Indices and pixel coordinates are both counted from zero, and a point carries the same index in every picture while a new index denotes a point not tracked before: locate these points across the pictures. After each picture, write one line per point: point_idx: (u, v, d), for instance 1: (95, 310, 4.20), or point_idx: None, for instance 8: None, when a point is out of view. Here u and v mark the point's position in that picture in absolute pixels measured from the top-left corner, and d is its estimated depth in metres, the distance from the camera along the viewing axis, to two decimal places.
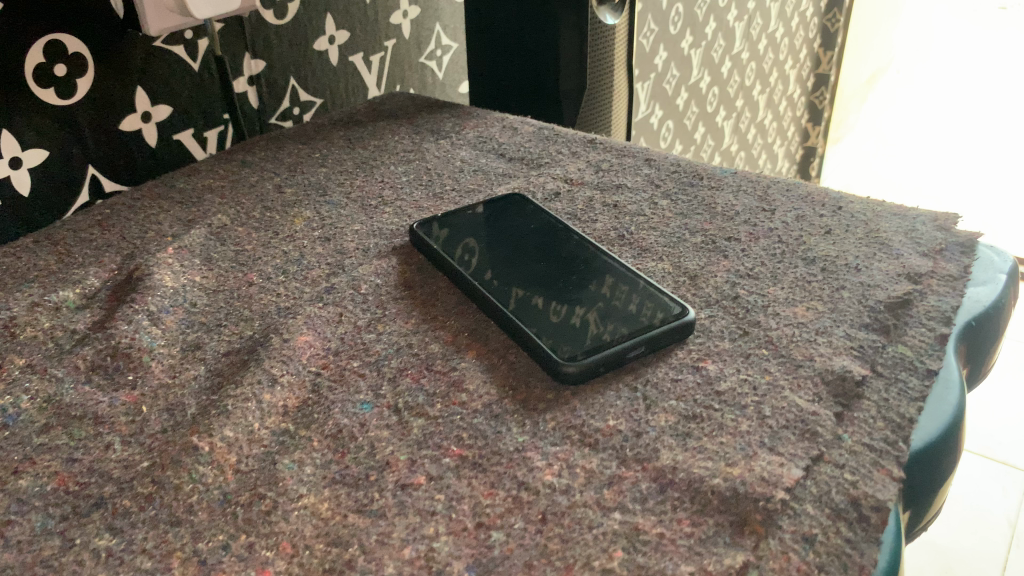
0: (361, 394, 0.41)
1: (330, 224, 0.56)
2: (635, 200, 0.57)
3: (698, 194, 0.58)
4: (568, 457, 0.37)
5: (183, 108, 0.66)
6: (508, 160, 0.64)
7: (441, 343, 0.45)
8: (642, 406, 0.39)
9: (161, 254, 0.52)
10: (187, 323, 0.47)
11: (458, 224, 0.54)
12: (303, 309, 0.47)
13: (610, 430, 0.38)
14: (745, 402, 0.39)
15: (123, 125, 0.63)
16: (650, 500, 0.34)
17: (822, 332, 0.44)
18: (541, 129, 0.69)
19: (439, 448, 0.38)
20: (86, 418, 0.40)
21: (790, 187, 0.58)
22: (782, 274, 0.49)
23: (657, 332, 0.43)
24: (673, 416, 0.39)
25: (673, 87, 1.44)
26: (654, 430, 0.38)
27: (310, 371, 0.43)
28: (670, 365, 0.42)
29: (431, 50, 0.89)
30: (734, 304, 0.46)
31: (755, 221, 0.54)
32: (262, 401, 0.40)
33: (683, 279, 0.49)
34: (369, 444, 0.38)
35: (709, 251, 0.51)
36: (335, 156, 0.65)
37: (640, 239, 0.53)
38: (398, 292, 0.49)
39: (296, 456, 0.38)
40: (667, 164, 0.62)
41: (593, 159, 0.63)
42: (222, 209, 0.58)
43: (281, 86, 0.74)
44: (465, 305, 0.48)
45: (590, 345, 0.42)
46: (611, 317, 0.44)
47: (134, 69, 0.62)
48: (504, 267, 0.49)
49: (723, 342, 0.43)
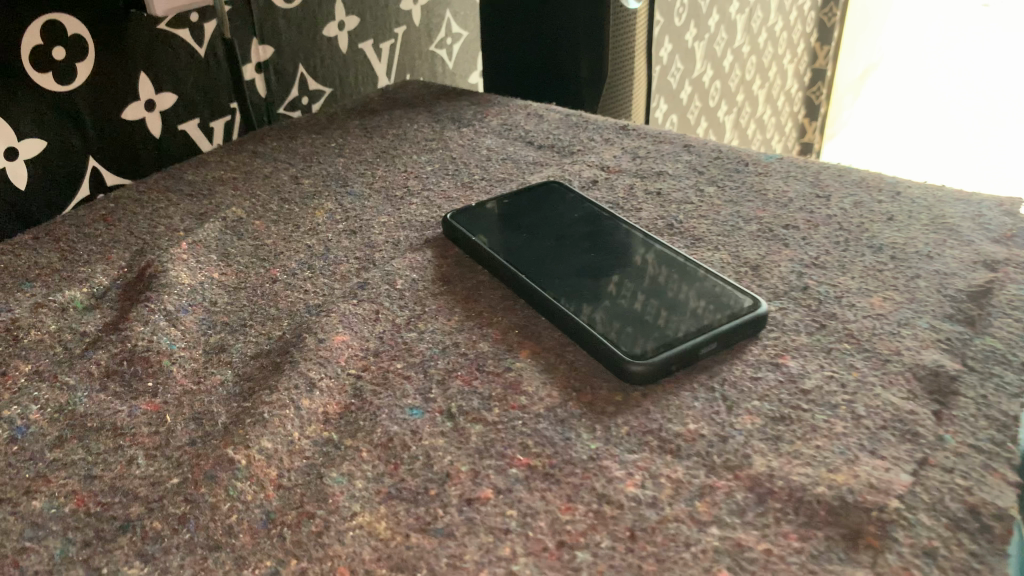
0: (410, 398, 0.37)
1: (354, 216, 0.52)
2: (680, 186, 0.54)
3: (745, 181, 0.54)
4: (649, 466, 0.33)
5: (188, 96, 0.62)
6: (538, 148, 0.60)
7: (490, 342, 0.41)
8: (723, 408, 0.36)
9: (174, 249, 0.48)
10: (208, 323, 0.43)
11: (493, 212, 0.50)
12: (336, 306, 0.43)
13: (692, 435, 0.34)
14: (835, 402, 0.36)
15: (126, 114, 0.58)
16: (749, 512, 0.31)
17: (905, 324, 0.40)
18: (569, 116, 0.65)
19: (504, 457, 0.34)
20: (104, 430, 0.36)
21: (841, 173, 0.55)
22: (850, 263, 0.45)
23: (729, 326, 0.39)
24: (759, 418, 0.35)
25: (676, 81, 1.40)
26: (741, 434, 0.34)
27: (350, 374, 0.39)
28: (746, 362, 0.38)
29: (441, 38, 0.85)
30: (805, 295, 0.43)
31: (811, 209, 0.51)
32: (301, 408, 0.36)
33: (745, 269, 0.45)
34: (424, 454, 0.34)
35: (768, 240, 0.48)
36: (353, 145, 0.61)
37: (691, 227, 0.49)
38: (437, 287, 0.45)
39: (345, 468, 0.34)
40: (707, 150, 0.58)
41: (629, 146, 0.60)
42: (236, 201, 0.54)
43: (290, 74, 0.70)
44: (511, 301, 0.44)
45: (657, 341, 0.38)
46: (675, 309, 0.41)
47: (137, 54, 0.58)
48: (550, 258, 0.45)
49: (799, 336, 0.40)
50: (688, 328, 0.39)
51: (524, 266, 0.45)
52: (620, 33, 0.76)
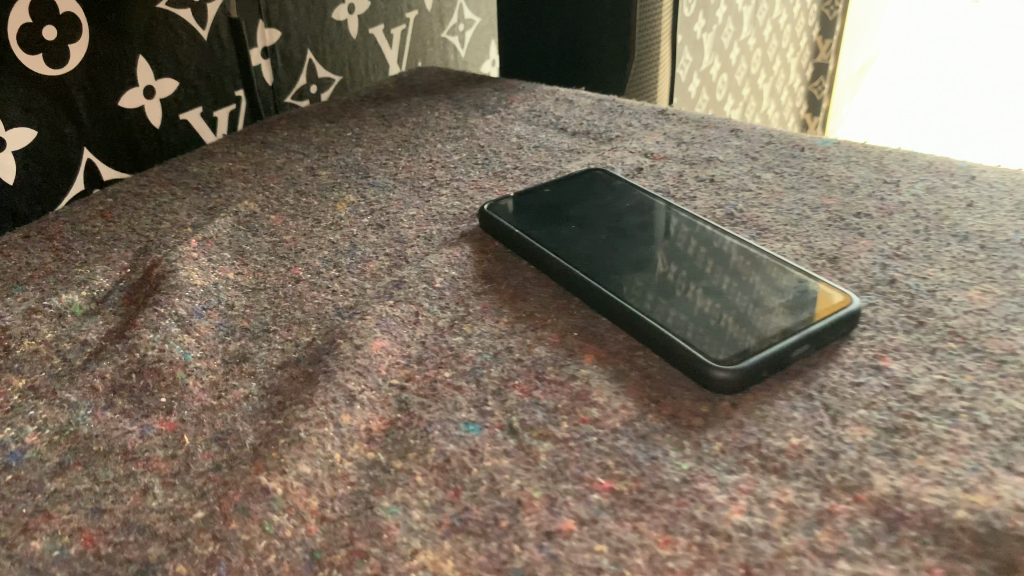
0: (464, 412, 0.33)
1: (379, 208, 0.47)
2: (734, 174, 0.50)
3: (804, 167, 0.50)
4: (753, 489, 0.28)
5: (190, 83, 0.57)
6: (572, 135, 0.56)
7: (548, 346, 0.36)
8: (827, 419, 0.31)
9: (183, 247, 0.43)
10: (226, 329, 0.38)
11: (536, 203, 0.46)
12: (369, 307, 0.38)
13: (796, 452, 0.30)
14: (954, 409, 0.31)
15: (123, 102, 0.53)
16: (881, 543, 0.26)
17: (1013, 319, 0.36)
18: (601, 101, 0.61)
19: (582, 480, 0.29)
20: (113, 454, 0.31)
21: (907, 156, 0.51)
22: (937, 254, 0.41)
23: (821, 328, 0.34)
24: (870, 430, 0.31)
25: (685, 74, 1.36)
26: (853, 449, 0.30)
27: (393, 385, 0.34)
28: (843, 366, 0.34)
29: (453, 24, 0.80)
30: (894, 289, 0.39)
31: (881, 195, 0.47)
32: (341, 425, 0.32)
33: (821, 262, 0.41)
34: (488, 478, 0.30)
35: (841, 229, 0.44)
36: (371, 133, 0.57)
37: (753, 217, 0.45)
38: (480, 285, 0.41)
39: (397, 496, 0.29)
40: (757, 136, 0.54)
41: (671, 132, 0.55)
42: (247, 194, 0.49)
43: (298, 60, 0.65)
44: (564, 300, 0.40)
45: (743, 345, 0.34)
46: (755, 309, 0.36)
47: (135, 35, 0.53)
48: (606, 253, 0.41)
49: (897, 335, 0.36)
50: (773, 329, 0.35)
51: (577, 261, 0.40)
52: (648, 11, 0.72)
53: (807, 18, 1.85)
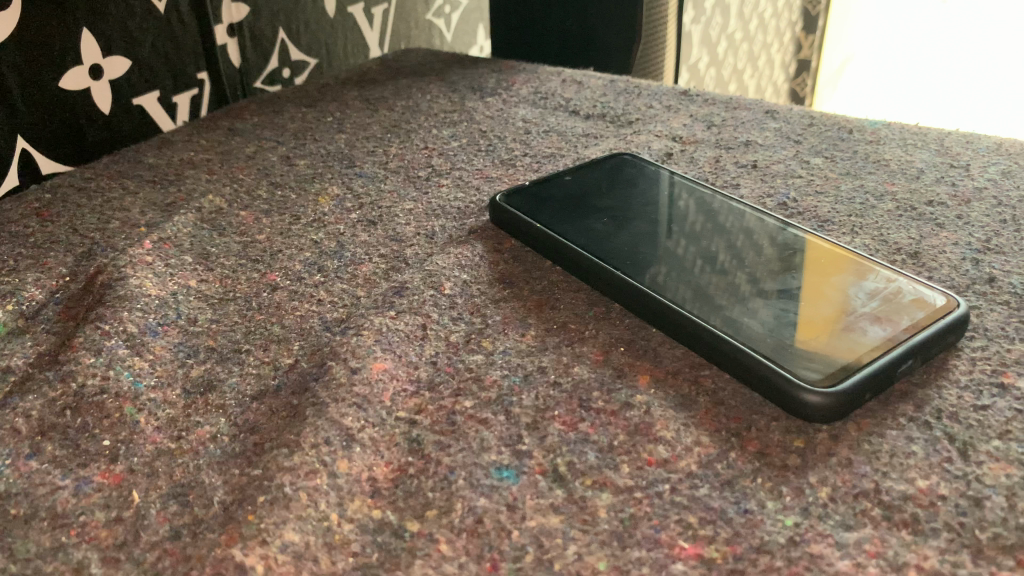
0: (494, 453, 0.26)
1: (370, 202, 0.40)
2: (778, 159, 0.43)
3: (857, 150, 0.44)
4: (883, 552, 0.22)
5: (145, 63, 0.49)
6: (586, 118, 0.49)
7: (589, 365, 0.29)
8: (955, 454, 0.25)
9: (135, 250, 0.36)
10: (188, 350, 0.31)
11: (556, 194, 0.39)
12: (365, 320, 0.31)
13: (928, 499, 0.23)
14: None
15: (65, 83, 0.46)
16: None
17: None
18: (614, 82, 0.54)
19: (659, 544, 0.22)
20: (38, 521, 0.24)
21: (970, 138, 0.45)
22: None
23: (929, 338, 0.28)
24: (1014, 468, 0.24)
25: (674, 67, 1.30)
26: (998, 493, 0.23)
27: (402, 419, 0.27)
28: (959, 385, 0.27)
29: (439, 5, 0.73)
30: (995, 289, 0.32)
31: (951, 181, 0.41)
32: (338, 475, 0.25)
33: (902, 259, 0.34)
34: (534, 543, 0.23)
35: (915, 220, 0.37)
36: (355, 118, 0.49)
37: (810, 207, 0.39)
38: (498, 291, 0.33)
39: (417, 572, 0.22)
40: (797, 117, 0.48)
41: (698, 114, 0.49)
42: (213, 188, 0.42)
43: (268, 39, 0.57)
44: (602, 308, 0.33)
45: (840, 359, 0.27)
46: (842, 315, 0.30)
47: (78, 4, 0.45)
48: (648, 250, 0.34)
49: (1014, 345, 0.29)
50: (871, 340, 0.28)
51: (618, 260, 0.33)
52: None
53: None
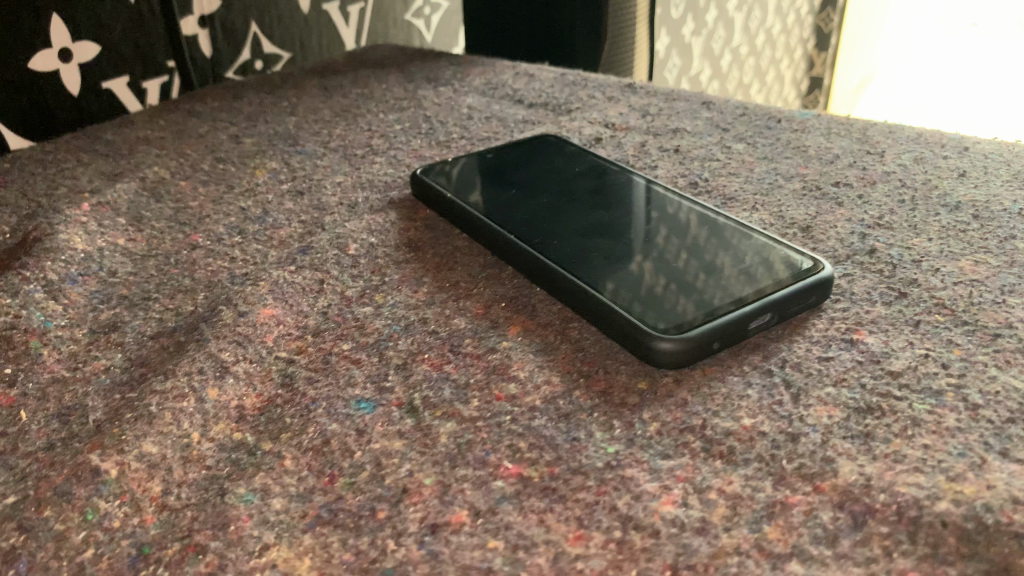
0: (357, 388, 0.27)
1: (302, 176, 0.43)
2: (701, 144, 0.45)
3: (780, 137, 0.45)
4: (691, 477, 0.23)
5: (114, 48, 0.53)
6: (529, 106, 0.51)
7: (469, 317, 0.31)
8: (786, 397, 0.26)
9: (73, 212, 0.38)
10: (101, 297, 0.33)
11: (473, 170, 0.40)
12: (267, 274, 0.33)
13: (748, 434, 0.25)
14: (938, 387, 0.26)
15: (34, 64, 0.49)
16: (844, 541, 0.21)
17: (1010, 291, 0.31)
18: (564, 74, 0.56)
19: (485, 466, 0.24)
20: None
21: (894, 128, 0.46)
22: (924, 224, 0.36)
23: (786, 294, 0.29)
24: (837, 410, 0.25)
25: (674, 78, 1.32)
26: (816, 431, 0.25)
27: (280, 358, 0.29)
28: (810, 340, 0.29)
29: (419, 7, 0.76)
30: (873, 260, 0.34)
31: (863, 165, 0.42)
32: (206, 401, 0.27)
33: (793, 231, 0.36)
34: (372, 462, 0.24)
35: (816, 198, 0.39)
36: (308, 104, 0.52)
37: (720, 186, 0.40)
38: (401, 254, 0.35)
39: (258, 482, 0.24)
40: (731, 108, 0.49)
41: (636, 104, 0.50)
42: (160, 161, 0.44)
43: (240, 32, 0.60)
44: (496, 269, 0.34)
45: (696, 310, 0.29)
46: (713, 274, 0.31)
47: None
48: (545, 218, 0.36)
49: (875, 308, 0.30)
50: (731, 296, 0.30)
51: (514, 226, 0.35)
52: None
53: None
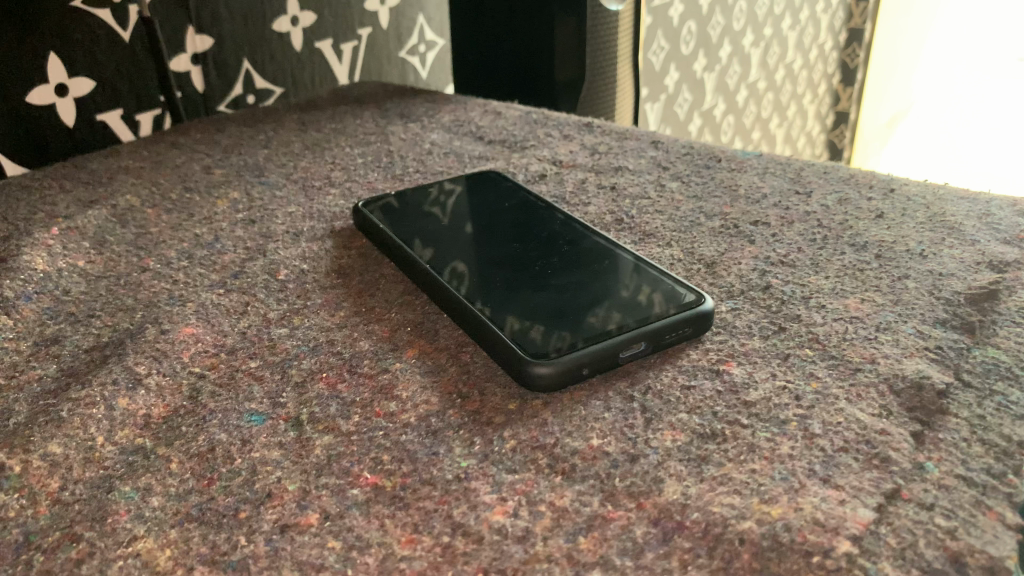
0: (254, 402, 0.30)
1: (259, 206, 0.46)
2: (638, 182, 0.47)
3: (715, 176, 0.47)
4: (528, 491, 0.25)
5: (108, 84, 0.57)
6: (488, 143, 0.54)
7: (373, 339, 0.33)
8: (640, 421, 0.28)
9: (43, 235, 0.42)
10: (51, 313, 0.36)
11: (414, 204, 0.43)
12: (198, 296, 0.36)
13: (593, 453, 0.27)
14: (784, 417, 0.28)
15: (31, 98, 0.53)
16: (648, 553, 0.23)
17: (885, 329, 0.33)
18: (529, 112, 0.58)
19: (347, 475, 0.26)
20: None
21: (829, 169, 0.47)
22: (826, 262, 0.38)
23: (660, 326, 0.31)
24: (682, 435, 0.27)
25: (685, 112, 1.34)
26: (656, 453, 0.27)
27: (192, 373, 0.32)
28: (679, 369, 0.31)
29: (413, 44, 0.80)
30: (765, 295, 0.35)
31: (786, 204, 0.43)
32: (115, 409, 0.29)
33: (698, 266, 0.38)
34: (249, 469, 0.27)
35: (731, 236, 0.40)
36: (283, 138, 0.56)
37: (643, 223, 0.42)
38: (329, 280, 0.38)
39: (143, 482, 0.26)
40: (677, 147, 0.51)
41: (588, 142, 0.53)
42: (134, 189, 0.48)
43: (233, 69, 0.65)
44: (413, 295, 0.37)
45: (573, 340, 0.31)
46: (599, 308, 0.33)
47: (45, 33, 0.53)
48: (460, 250, 0.38)
49: (751, 341, 0.32)
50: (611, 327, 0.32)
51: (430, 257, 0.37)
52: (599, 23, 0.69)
53: (824, 63, 1.79)
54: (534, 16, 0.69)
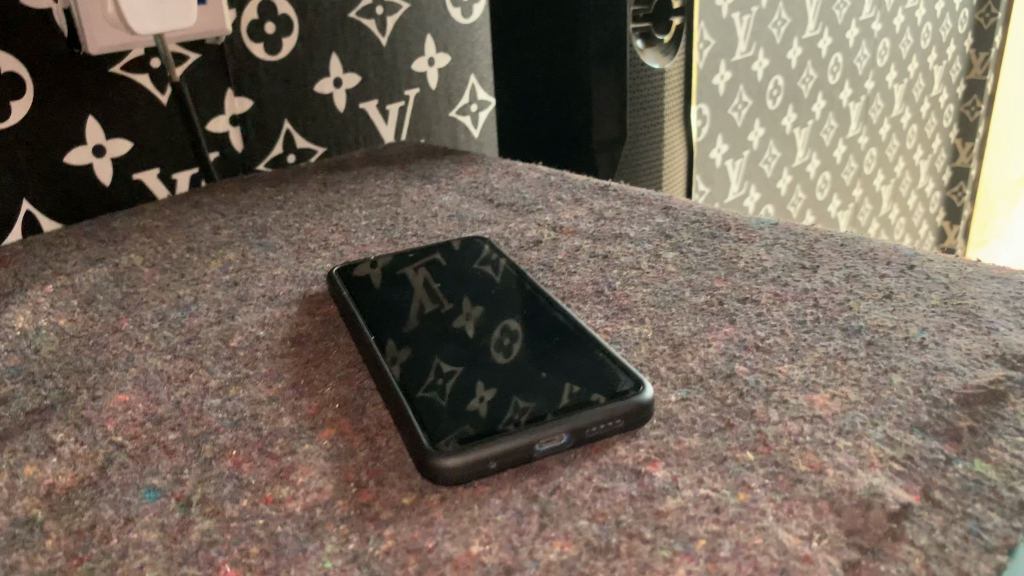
0: (156, 477, 0.29)
1: (248, 267, 0.46)
2: (634, 250, 0.44)
3: (718, 246, 0.44)
4: None
5: (145, 145, 0.60)
6: (495, 207, 0.52)
7: (297, 416, 0.32)
8: (532, 526, 0.25)
9: (37, 293, 0.44)
10: (13, 372, 0.37)
11: (453, 258, 0.44)
12: (148, 362, 0.36)
13: (467, 562, 0.24)
14: (694, 533, 0.25)
15: (69, 158, 0.56)
16: None
17: (847, 433, 0.28)
18: (548, 175, 0.57)
19: (209, 567, 0.25)
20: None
21: (847, 242, 0.43)
22: (807, 349, 0.34)
23: (580, 418, 0.29)
24: (572, 547, 0.24)
25: (773, 169, 1.28)
26: (535, 567, 0.24)
27: (110, 443, 0.31)
28: (599, 468, 0.28)
29: (464, 104, 0.80)
30: (725, 384, 0.32)
31: (786, 280, 0.40)
32: (21, 477, 0.29)
33: (663, 348, 0.35)
34: (119, 551, 0.26)
35: (712, 315, 0.37)
36: (299, 199, 0.56)
37: (623, 295, 0.39)
38: (281, 348, 0.37)
39: (13, 558, 0.26)
40: (689, 213, 0.48)
41: (598, 207, 0.50)
42: (141, 248, 0.49)
43: (273, 128, 0.67)
44: (357, 368, 0.35)
45: (484, 432, 0.29)
46: (531, 391, 0.31)
47: (84, 98, 0.56)
48: (440, 314, 0.38)
49: (690, 439, 0.29)
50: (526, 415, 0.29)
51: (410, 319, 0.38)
52: (641, 81, 0.67)
53: (939, 116, 1.69)
54: (574, 75, 0.68)
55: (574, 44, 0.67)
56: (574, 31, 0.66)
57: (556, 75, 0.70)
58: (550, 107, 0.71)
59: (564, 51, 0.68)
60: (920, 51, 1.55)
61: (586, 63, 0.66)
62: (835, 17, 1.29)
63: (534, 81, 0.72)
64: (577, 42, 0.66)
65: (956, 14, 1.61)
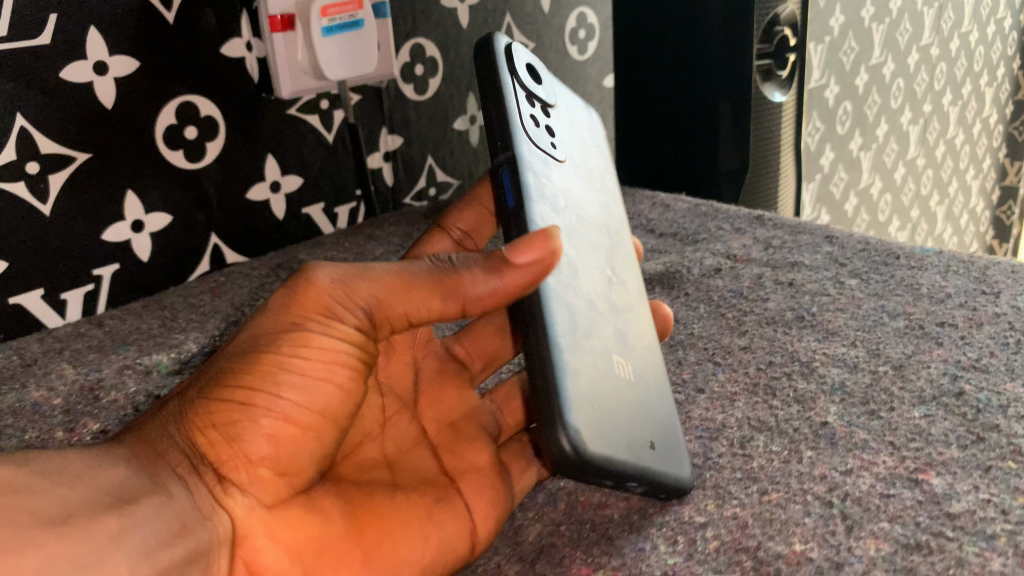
0: None
1: None
2: (816, 278, 0.48)
3: (895, 274, 0.47)
4: None
5: (314, 181, 0.63)
6: (659, 236, 0.56)
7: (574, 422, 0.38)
8: (841, 527, 0.29)
9: None
10: None
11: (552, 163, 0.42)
12: None
13: (796, 557, 0.28)
14: (992, 531, 0.28)
15: (250, 194, 0.59)
16: None
17: None
18: (699, 206, 0.60)
19: (563, 566, 0.29)
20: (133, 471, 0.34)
21: (1016, 268, 0.47)
22: (1022, 369, 0.37)
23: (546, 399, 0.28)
24: (886, 544, 0.28)
25: (841, 191, 1.32)
26: (861, 561, 0.27)
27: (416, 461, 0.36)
28: (877, 476, 0.31)
29: None
30: (959, 402, 0.35)
31: (974, 305, 0.43)
32: None
33: (886, 369, 0.38)
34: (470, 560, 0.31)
35: (918, 337, 0.41)
36: None
37: (825, 320, 0.43)
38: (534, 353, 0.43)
39: None
40: (853, 242, 0.52)
41: (761, 236, 0.54)
42: None
43: (418, 164, 0.71)
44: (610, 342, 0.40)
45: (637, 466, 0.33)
46: (527, 172, 0.34)
47: (263, 139, 0.59)
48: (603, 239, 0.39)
49: (949, 450, 0.32)
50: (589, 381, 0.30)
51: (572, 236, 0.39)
52: (763, 115, 0.71)
53: (989, 137, 1.72)
54: (700, 110, 0.72)
55: (701, 80, 0.71)
56: (702, 69, 0.70)
57: (679, 110, 0.74)
58: (672, 138, 0.76)
59: (691, 87, 0.72)
60: (973, 74, 1.58)
61: (714, 97, 0.70)
62: (898, 43, 1.33)
63: (655, 116, 0.76)
64: (704, 79, 0.71)
65: (1004, 37, 1.65)
